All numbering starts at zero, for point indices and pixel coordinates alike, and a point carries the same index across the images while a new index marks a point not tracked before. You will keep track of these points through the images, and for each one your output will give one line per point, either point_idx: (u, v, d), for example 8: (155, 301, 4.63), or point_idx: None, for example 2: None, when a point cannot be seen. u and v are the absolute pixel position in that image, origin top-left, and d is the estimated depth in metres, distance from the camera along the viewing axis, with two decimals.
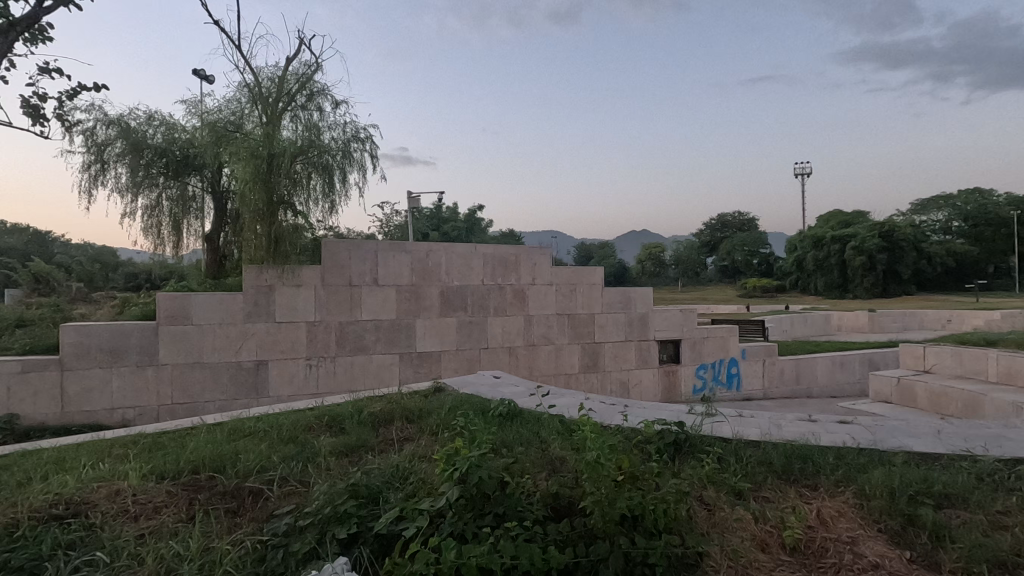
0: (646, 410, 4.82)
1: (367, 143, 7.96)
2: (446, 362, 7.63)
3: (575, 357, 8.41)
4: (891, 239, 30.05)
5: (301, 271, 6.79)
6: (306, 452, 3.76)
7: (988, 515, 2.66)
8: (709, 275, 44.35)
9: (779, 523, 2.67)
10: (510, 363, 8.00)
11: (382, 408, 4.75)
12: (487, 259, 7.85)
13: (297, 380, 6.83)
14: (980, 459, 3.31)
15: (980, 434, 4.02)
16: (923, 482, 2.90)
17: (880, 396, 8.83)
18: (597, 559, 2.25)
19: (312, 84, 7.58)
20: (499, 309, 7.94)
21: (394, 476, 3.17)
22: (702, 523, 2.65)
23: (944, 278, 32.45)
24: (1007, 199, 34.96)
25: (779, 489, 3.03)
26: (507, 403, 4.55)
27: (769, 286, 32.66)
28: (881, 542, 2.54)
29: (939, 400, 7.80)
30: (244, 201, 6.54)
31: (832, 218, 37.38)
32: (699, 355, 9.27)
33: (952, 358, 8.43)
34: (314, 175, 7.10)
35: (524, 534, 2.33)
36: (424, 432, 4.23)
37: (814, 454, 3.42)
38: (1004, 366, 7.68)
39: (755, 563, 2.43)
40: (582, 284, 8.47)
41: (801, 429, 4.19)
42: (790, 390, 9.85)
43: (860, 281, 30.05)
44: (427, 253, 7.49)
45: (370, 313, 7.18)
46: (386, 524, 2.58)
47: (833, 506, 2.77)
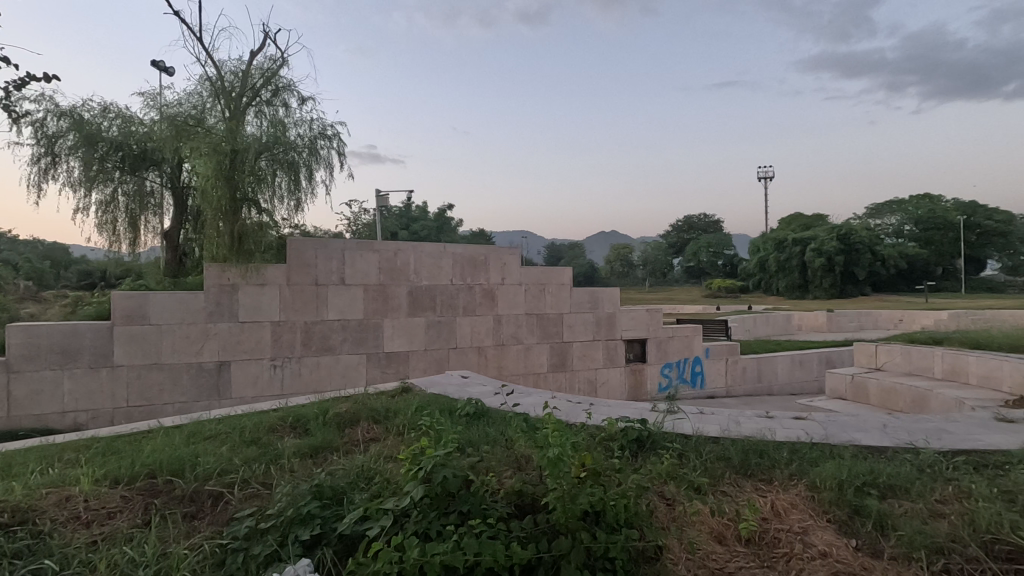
0: (611, 408, 4.91)
1: (334, 141, 7.87)
2: (414, 362, 7.60)
3: (543, 357, 8.48)
4: (848, 241, 31.20)
5: (265, 270, 6.65)
6: (269, 454, 3.71)
7: (928, 504, 2.80)
8: (676, 275, 45.24)
9: (735, 516, 2.76)
10: (478, 362, 8.01)
11: (348, 409, 4.70)
12: (456, 259, 7.84)
13: (261, 381, 6.69)
14: (923, 452, 3.49)
15: (923, 427, 4.23)
16: (870, 474, 3.05)
17: (835, 393, 9.19)
18: (559, 555, 2.29)
19: (277, 80, 7.45)
20: (468, 309, 7.93)
21: (359, 476, 3.16)
22: (662, 518, 2.73)
23: (897, 279, 33.94)
24: (954, 205, 36.77)
25: (736, 483, 3.14)
26: (474, 403, 4.58)
27: (733, 287, 33.55)
28: (830, 532, 2.65)
29: (890, 397, 8.16)
30: (205, 197, 6.35)
31: (792, 221, 38.66)
32: (664, 354, 9.46)
33: (902, 356, 8.84)
34: (279, 172, 6.95)
35: (487, 532, 2.35)
36: (391, 432, 4.21)
37: (770, 449, 3.55)
38: (948, 363, 8.09)
39: (712, 555, 2.51)
40: (552, 283, 8.54)
41: (758, 425, 4.33)
42: (751, 388, 10.14)
43: (819, 282, 31.13)
44: (395, 253, 7.43)
45: (336, 313, 7.09)
46: (350, 525, 2.57)
47: (786, 499, 2.89)
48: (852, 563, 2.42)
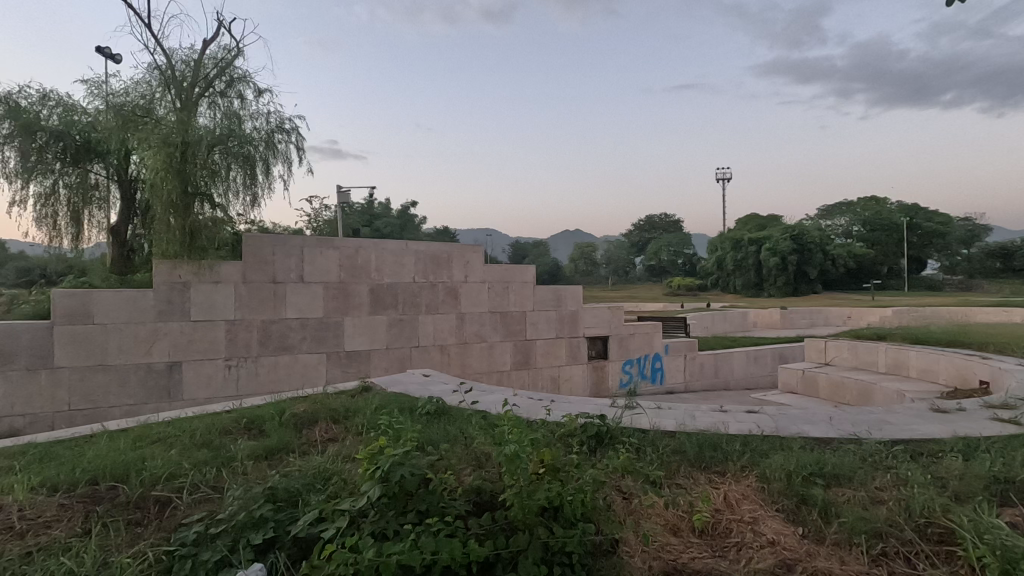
0: (571, 405, 4.96)
1: (292, 135, 7.64)
2: (375, 361, 7.49)
3: (507, 354, 8.50)
4: (801, 241, 32.43)
5: (219, 267, 6.44)
6: (222, 457, 3.59)
7: (869, 491, 2.94)
8: (638, 274, 46.10)
9: (688, 508, 2.84)
10: (441, 361, 7.96)
11: (306, 409, 4.60)
12: (418, 257, 7.76)
13: (215, 381, 6.48)
14: (865, 442, 3.65)
15: (866, 419, 4.44)
16: (816, 465, 3.19)
17: (787, 387, 9.54)
18: (517, 550, 2.29)
19: (232, 71, 7.19)
20: (430, 306, 7.87)
21: (315, 478, 3.09)
22: (619, 512, 2.79)
23: (846, 279, 35.50)
24: (898, 207, 38.71)
25: (690, 476, 3.22)
26: (435, 401, 4.54)
27: (693, 285, 34.41)
28: (778, 521, 2.75)
29: (837, 390, 8.52)
30: (154, 190, 6.10)
31: (749, 221, 39.93)
32: (625, 351, 9.61)
33: (849, 351, 9.25)
34: (233, 166, 6.72)
35: (445, 530, 2.35)
36: (350, 432, 4.14)
37: (723, 442, 3.65)
38: (892, 357, 8.51)
39: (666, 546, 2.57)
40: (515, 282, 8.56)
41: (713, 419, 4.46)
42: (709, 383, 10.42)
43: (773, 280, 32.27)
44: (356, 250, 7.31)
45: (295, 311, 6.92)
46: (304, 527, 2.52)
47: (738, 490, 3.00)
48: (798, 550, 2.50)
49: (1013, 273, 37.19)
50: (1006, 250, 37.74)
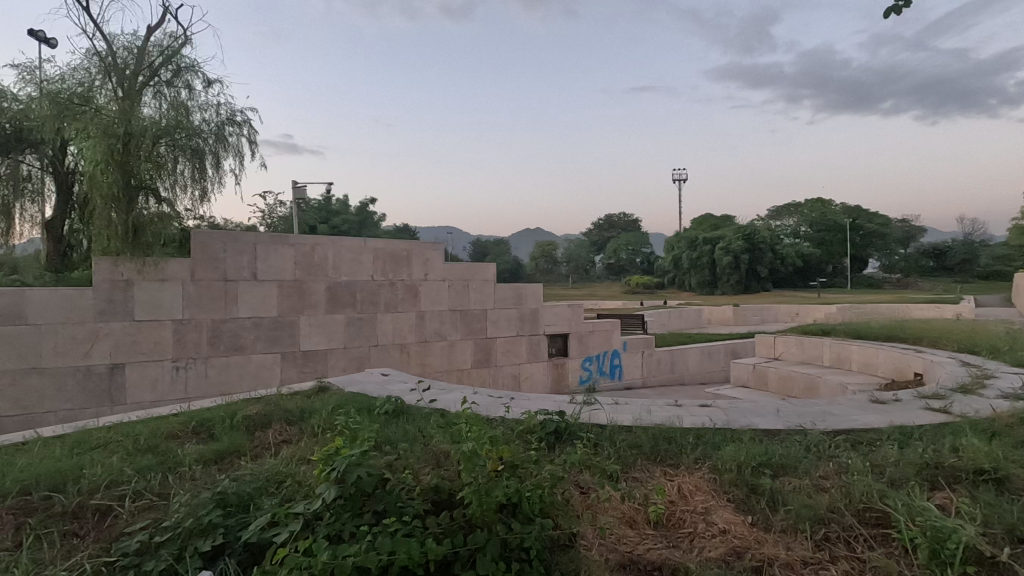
0: (530, 402, 4.99)
1: (244, 128, 7.38)
2: (332, 361, 7.33)
3: (467, 353, 8.47)
4: (752, 241, 33.58)
5: (165, 264, 6.17)
6: (168, 462, 3.44)
7: (813, 479, 3.07)
8: (597, 272, 46.75)
9: (644, 501, 2.90)
10: (400, 359, 7.87)
11: (259, 410, 4.46)
12: (377, 254, 7.63)
13: (162, 384, 6.20)
14: (810, 433, 3.82)
15: (811, 411, 4.64)
16: (764, 456, 3.31)
17: (739, 381, 9.88)
18: (475, 548, 2.29)
19: (179, 59, 6.88)
20: (389, 305, 7.76)
21: (268, 481, 3.01)
22: (577, 506, 2.83)
23: (794, 277, 37.02)
24: (842, 209, 40.65)
25: (646, 469, 3.30)
26: (394, 401, 4.49)
27: (650, 283, 35.15)
28: (729, 510, 2.84)
29: (785, 384, 8.87)
30: (93, 183, 5.79)
31: (705, 221, 41.11)
32: (585, 348, 9.73)
33: (796, 346, 9.65)
34: (181, 159, 6.43)
35: (402, 530, 2.32)
36: (305, 433, 4.04)
37: (677, 435, 3.75)
38: (835, 352, 8.92)
39: (623, 538, 2.62)
40: (475, 279, 8.53)
41: (668, 413, 4.57)
42: (665, 378, 10.68)
43: (726, 278, 33.31)
44: (312, 247, 7.13)
45: (247, 310, 6.70)
46: (256, 532, 2.44)
47: (691, 482, 3.08)
48: (747, 538, 2.60)
49: (945, 271, 39.61)
50: (938, 250, 40.18)
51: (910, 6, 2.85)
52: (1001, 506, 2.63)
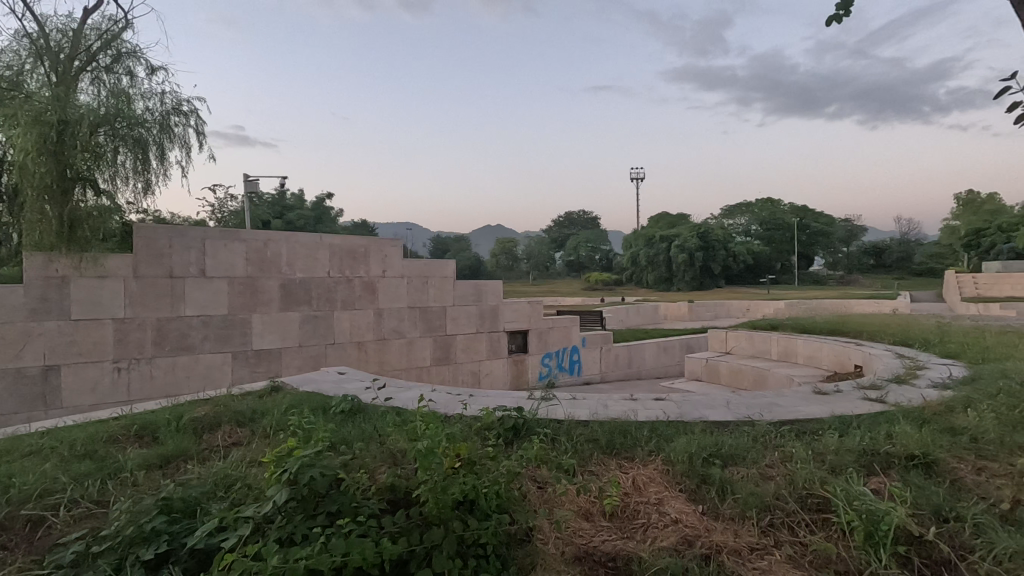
0: (489, 398, 4.99)
1: (191, 118, 7.06)
2: (287, 360, 7.14)
3: (426, 350, 8.39)
4: (707, 239, 34.58)
5: (105, 260, 5.86)
6: (108, 468, 3.27)
7: (760, 468, 3.20)
8: (557, 269, 47.12)
9: (599, 493, 2.96)
10: (358, 358, 7.73)
11: (208, 412, 4.30)
12: (333, 250, 7.47)
13: (102, 386, 5.89)
14: (758, 424, 3.96)
15: (759, 402, 4.83)
16: (715, 447, 3.42)
17: (693, 375, 10.16)
18: (431, 545, 2.28)
19: (119, 44, 6.52)
20: (346, 302, 7.61)
21: (216, 485, 2.90)
22: (534, 501, 2.85)
23: (745, 274, 38.31)
24: (790, 209, 42.38)
25: (602, 463, 3.35)
26: (350, 399, 4.41)
27: (609, 280, 35.70)
28: (681, 501, 2.93)
29: (736, 377, 9.19)
30: (24, 173, 5.41)
31: (661, 219, 42.08)
32: (544, 344, 9.81)
33: (746, 340, 10.00)
34: (122, 149, 6.08)
35: (357, 530, 2.28)
36: (256, 434, 3.91)
37: (632, 428, 3.82)
38: (783, 345, 9.30)
39: (579, 531, 2.66)
40: (435, 276, 8.46)
41: (624, 407, 4.66)
42: (623, 373, 10.88)
43: (682, 275, 34.19)
44: (265, 243, 6.91)
45: (195, 308, 6.44)
46: (202, 538, 2.35)
47: (645, 474, 3.17)
48: (698, 527, 2.68)
49: (883, 269, 41.83)
50: (877, 248, 42.39)
51: (849, 16, 2.76)
52: (930, 488, 2.81)
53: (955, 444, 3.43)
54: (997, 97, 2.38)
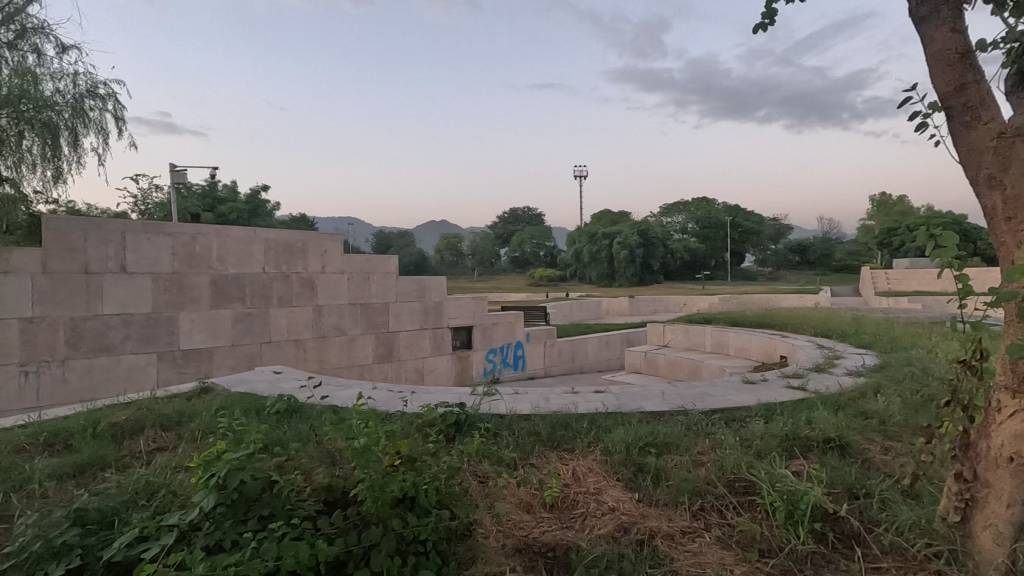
0: (431, 395, 4.95)
1: (109, 102, 6.56)
2: (218, 360, 6.80)
3: (368, 347, 8.21)
4: (646, 236, 35.69)
5: (9, 254, 5.39)
6: (12, 479, 3.02)
7: (692, 455, 3.34)
8: (502, 265, 47.29)
9: (539, 486, 3.00)
10: (296, 356, 7.47)
11: (128, 416, 4.03)
12: (269, 245, 7.17)
13: (6, 392, 5.42)
14: (691, 413, 4.14)
15: (693, 392, 5.04)
16: (651, 436, 3.55)
17: (633, 368, 10.47)
18: (369, 545, 2.24)
19: (24, 19, 5.96)
20: (283, 299, 7.33)
21: (137, 494, 2.73)
22: (475, 496, 2.86)
23: (683, 270, 39.84)
24: (723, 209, 44.45)
25: (543, 455, 3.40)
26: (286, 399, 4.27)
27: (553, 276, 36.17)
28: (618, 489, 3.02)
29: (673, 369, 9.54)
30: None
31: (603, 217, 43.05)
32: (488, 340, 9.82)
33: (682, 334, 10.40)
34: (28, 134, 5.64)
35: (291, 533, 2.21)
36: (183, 439, 3.70)
37: (573, 421, 3.90)
38: (716, 338, 9.74)
39: (519, 523, 2.69)
40: (376, 272, 8.28)
41: (565, 400, 4.75)
42: (565, 367, 11.07)
43: (623, 272, 35.12)
44: (194, 236, 6.55)
45: (115, 306, 6.03)
46: (121, 549, 2.21)
47: (585, 465, 3.25)
48: (634, 514, 2.77)
49: (808, 266, 44.58)
50: (802, 246, 45.12)
51: (774, 25, 2.88)
52: (843, 469, 3.02)
53: (866, 427, 3.71)
54: (916, 129, 2.43)
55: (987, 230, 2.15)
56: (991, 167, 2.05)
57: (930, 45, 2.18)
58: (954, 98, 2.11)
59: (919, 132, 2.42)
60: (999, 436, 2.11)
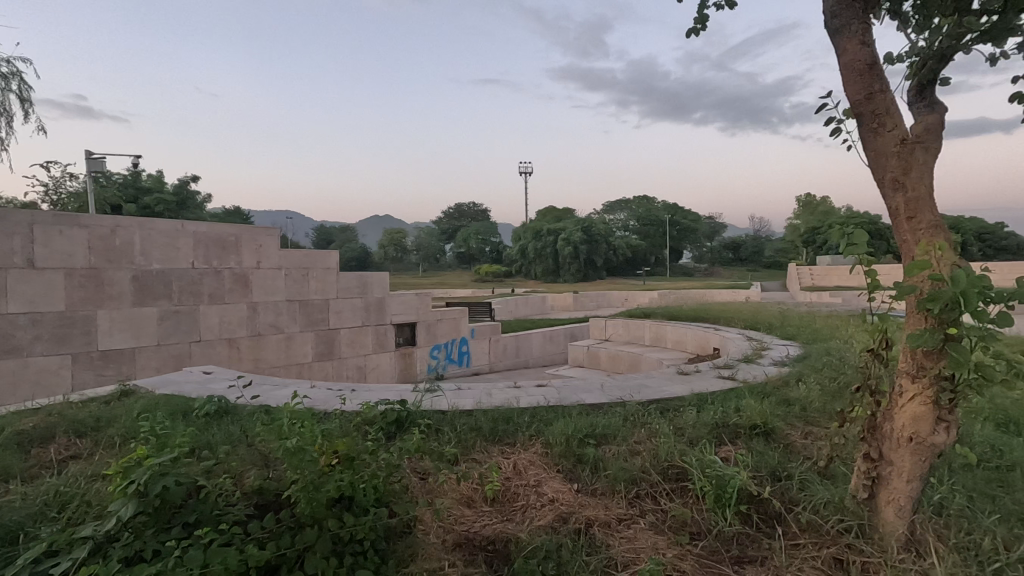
0: (371, 392, 4.86)
1: (13, 81, 6.02)
2: (142, 361, 6.39)
3: (307, 345, 7.95)
4: (590, 232, 36.39)
5: None
6: None
7: (630, 445, 3.45)
8: (448, 261, 46.97)
9: (481, 480, 3.01)
10: (228, 355, 7.13)
11: (37, 423, 3.73)
12: (198, 239, 6.80)
13: None
14: (628, 404, 4.27)
15: (631, 384, 5.20)
16: (590, 428, 3.63)
17: (576, 362, 10.67)
18: (303, 547, 2.19)
19: None
20: (215, 296, 6.97)
21: (46, 506, 2.54)
22: (415, 493, 2.84)
23: (624, 266, 40.89)
24: (663, 207, 46.00)
25: (485, 450, 3.42)
26: (216, 400, 4.07)
27: (499, 272, 36.25)
28: (557, 481, 3.07)
29: (614, 362, 9.79)
30: None
31: (548, 213, 43.49)
32: (432, 336, 9.74)
33: (623, 328, 10.69)
34: None
35: (219, 539, 2.12)
36: (100, 445, 3.46)
37: (514, 415, 3.94)
38: (655, 331, 10.07)
39: (460, 518, 2.70)
40: (316, 268, 8.02)
41: (507, 394, 4.78)
42: (510, 362, 11.13)
43: (568, 267, 35.65)
44: (113, 229, 6.12)
45: (22, 304, 5.57)
46: (27, 567, 2.05)
47: (526, 458, 3.29)
48: (573, 504, 2.82)
49: (740, 262, 46.82)
50: (735, 244, 47.34)
51: (706, 30, 3.01)
52: (767, 453, 3.21)
53: (789, 413, 3.95)
54: (832, 134, 2.59)
55: (891, 229, 2.33)
56: (895, 171, 2.22)
57: (843, 56, 2.33)
58: (863, 106, 2.28)
59: (834, 137, 2.59)
60: (900, 418, 2.30)
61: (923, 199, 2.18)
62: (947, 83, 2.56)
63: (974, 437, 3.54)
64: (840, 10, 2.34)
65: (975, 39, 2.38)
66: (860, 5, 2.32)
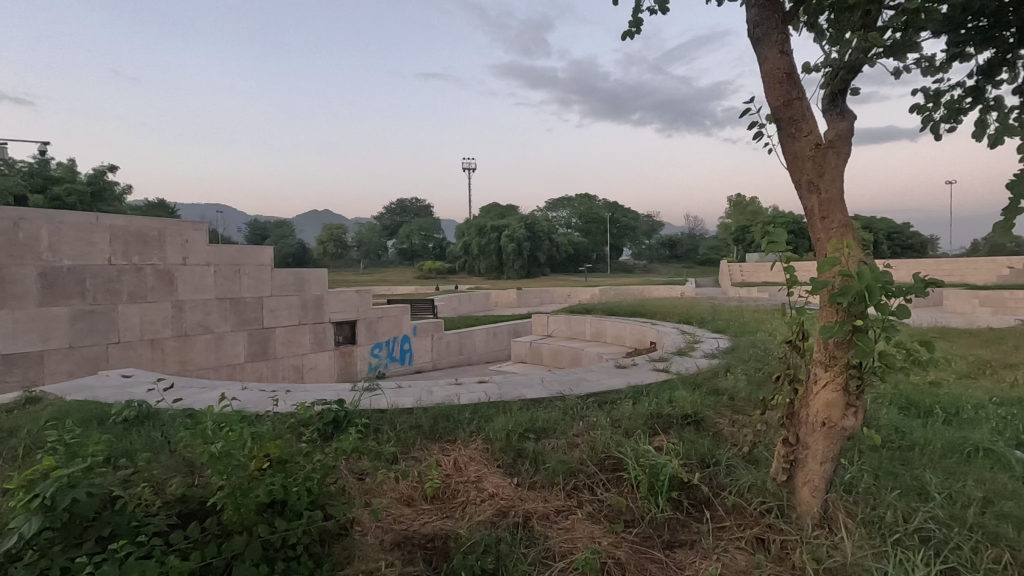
0: (308, 393, 4.71)
1: None
2: (52, 365, 5.91)
3: (239, 346, 7.60)
4: (534, 229, 36.68)
5: None
6: None
7: (568, 437, 3.51)
8: (391, 257, 46.07)
9: (420, 478, 2.99)
10: (151, 357, 6.70)
11: None
12: (115, 233, 6.34)
13: None
14: (567, 398, 4.35)
15: (570, 378, 5.31)
16: (530, 422, 3.67)
17: (519, 358, 10.75)
18: (231, 556, 2.10)
19: None
20: (135, 294, 6.53)
21: None
22: (352, 493, 2.79)
23: (567, 263, 41.49)
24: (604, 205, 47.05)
25: (425, 448, 3.39)
26: (137, 405, 3.83)
27: (442, 269, 35.89)
28: (497, 476, 3.09)
29: (556, 357, 9.93)
30: None
31: (492, 210, 43.52)
32: (373, 334, 9.54)
33: (565, 324, 10.86)
34: None
35: (137, 552, 2.00)
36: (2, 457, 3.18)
37: (455, 411, 3.92)
38: (595, 326, 10.32)
39: (399, 517, 2.66)
40: (248, 264, 7.65)
41: (448, 391, 4.77)
42: (453, 359, 11.08)
43: (512, 263, 35.77)
44: (15, 223, 5.62)
45: None
46: None
47: (466, 454, 3.29)
48: (512, 497, 2.85)
49: (677, 259, 48.60)
50: (672, 242, 49.06)
51: (640, 33, 3.10)
52: (697, 441, 3.36)
53: (718, 403, 4.15)
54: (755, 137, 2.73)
55: (808, 229, 2.48)
56: (810, 174, 2.37)
57: (764, 64, 2.47)
58: (783, 112, 2.42)
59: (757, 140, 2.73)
60: (815, 404, 2.46)
61: (835, 201, 2.34)
62: (857, 93, 2.75)
63: (880, 421, 3.85)
64: (762, 19, 2.47)
65: (880, 53, 2.58)
66: (779, 16, 2.46)
